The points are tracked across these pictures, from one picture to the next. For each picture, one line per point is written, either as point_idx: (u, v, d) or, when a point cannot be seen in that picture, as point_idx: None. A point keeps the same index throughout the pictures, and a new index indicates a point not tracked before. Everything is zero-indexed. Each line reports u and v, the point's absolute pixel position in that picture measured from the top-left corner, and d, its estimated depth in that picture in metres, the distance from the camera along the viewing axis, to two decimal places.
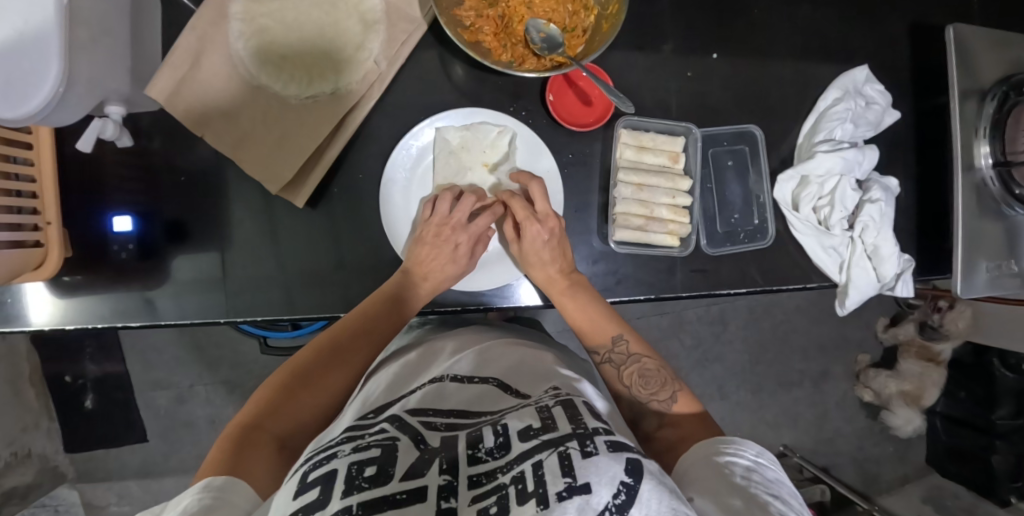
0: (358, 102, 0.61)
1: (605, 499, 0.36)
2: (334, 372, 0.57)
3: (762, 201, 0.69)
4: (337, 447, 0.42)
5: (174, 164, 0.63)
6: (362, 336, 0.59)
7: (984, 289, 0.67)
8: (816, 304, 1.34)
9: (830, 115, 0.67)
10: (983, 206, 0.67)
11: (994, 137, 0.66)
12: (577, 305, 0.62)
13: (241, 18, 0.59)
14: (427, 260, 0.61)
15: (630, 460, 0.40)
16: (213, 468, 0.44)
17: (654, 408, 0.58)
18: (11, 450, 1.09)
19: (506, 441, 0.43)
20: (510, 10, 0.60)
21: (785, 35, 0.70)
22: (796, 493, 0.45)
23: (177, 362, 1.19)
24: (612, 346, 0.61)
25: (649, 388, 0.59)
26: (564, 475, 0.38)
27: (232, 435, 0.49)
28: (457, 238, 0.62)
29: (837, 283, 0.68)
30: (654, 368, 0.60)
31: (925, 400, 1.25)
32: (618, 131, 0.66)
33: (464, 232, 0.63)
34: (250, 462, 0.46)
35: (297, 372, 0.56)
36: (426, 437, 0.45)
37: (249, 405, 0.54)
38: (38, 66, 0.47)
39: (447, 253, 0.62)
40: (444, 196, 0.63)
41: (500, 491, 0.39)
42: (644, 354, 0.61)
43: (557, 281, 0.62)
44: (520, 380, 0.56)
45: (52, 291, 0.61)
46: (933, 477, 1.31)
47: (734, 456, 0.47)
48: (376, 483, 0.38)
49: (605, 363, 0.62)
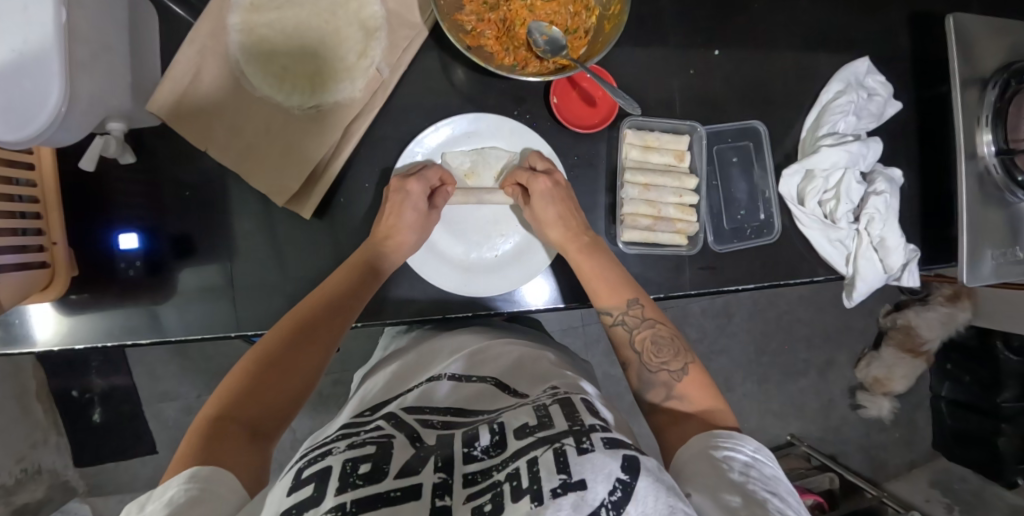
0: (362, 110, 0.61)
1: (600, 495, 0.37)
2: (298, 355, 0.54)
3: (767, 196, 0.69)
4: (331, 444, 0.43)
5: (178, 178, 0.63)
6: (328, 318, 0.56)
7: (990, 276, 0.67)
8: (818, 294, 1.35)
9: (832, 108, 0.67)
10: (986, 195, 0.67)
11: (996, 125, 0.66)
12: (592, 262, 0.61)
13: (242, 29, 0.59)
14: (390, 224, 0.60)
15: (627, 457, 0.40)
16: (182, 465, 0.44)
17: (661, 380, 0.57)
18: (20, 466, 1.12)
19: (501, 438, 0.44)
20: (512, 14, 0.59)
21: (786, 27, 0.70)
22: (792, 489, 0.46)
23: (185, 372, 1.19)
24: (626, 308, 0.60)
25: (660, 356, 0.58)
26: (559, 471, 0.38)
27: (201, 426, 0.48)
28: (415, 191, 0.60)
29: (844, 275, 0.69)
30: (667, 335, 0.59)
31: (896, 387, 1.29)
32: (624, 131, 0.66)
33: (418, 182, 0.61)
34: (219, 454, 0.45)
35: (264, 356, 0.53)
36: (423, 435, 0.45)
37: (217, 391, 0.52)
38: (38, 86, 0.46)
39: (404, 204, 0.60)
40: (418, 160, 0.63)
41: (496, 487, 0.39)
42: (658, 320, 0.60)
43: (572, 243, 0.62)
44: (518, 379, 0.57)
45: (57, 311, 0.60)
46: (940, 462, 1.32)
47: (732, 451, 0.47)
48: (373, 480, 0.39)
49: (617, 325, 0.60)
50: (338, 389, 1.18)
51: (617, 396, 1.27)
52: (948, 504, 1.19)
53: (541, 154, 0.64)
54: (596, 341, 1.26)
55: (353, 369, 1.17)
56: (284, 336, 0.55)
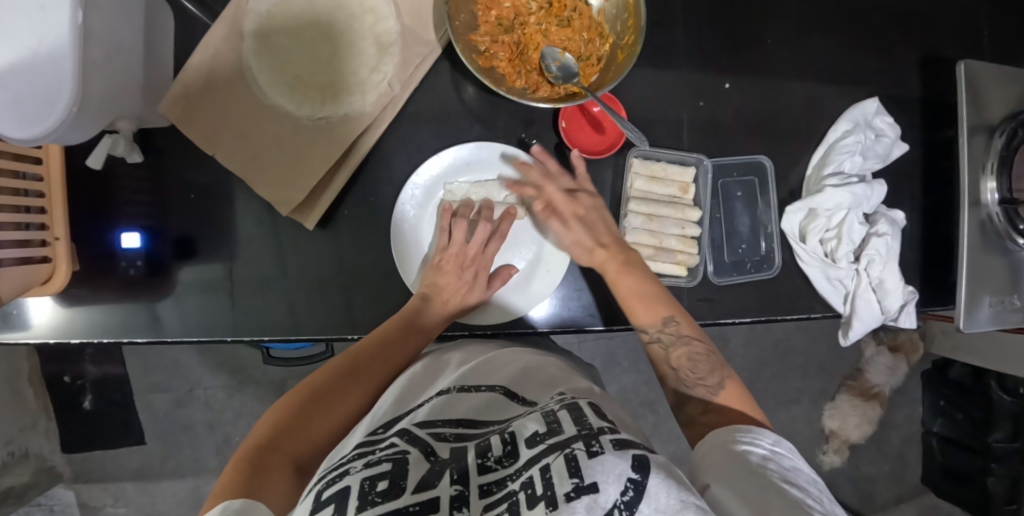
0: (370, 125, 0.61)
1: (613, 497, 0.36)
2: (347, 397, 0.55)
3: (770, 231, 0.69)
4: (348, 464, 0.42)
5: (185, 180, 0.63)
6: (381, 363, 0.58)
7: (988, 323, 0.67)
8: (815, 323, 1.35)
9: (839, 148, 0.67)
10: (987, 243, 0.67)
11: (1002, 174, 0.67)
12: (630, 279, 0.61)
13: (256, 35, 0.60)
14: (442, 291, 0.63)
15: (636, 457, 0.40)
16: (223, 494, 0.41)
17: (699, 394, 0.57)
18: (8, 450, 1.10)
19: (513, 449, 0.44)
20: (526, 37, 0.60)
21: (797, 63, 0.70)
22: (814, 480, 0.45)
23: (179, 364, 1.20)
24: (663, 326, 0.59)
25: (695, 372, 0.58)
26: (572, 475, 0.38)
27: (249, 454, 0.47)
28: (467, 277, 0.63)
29: (841, 313, 0.69)
30: (703, 352, 0.58)
31: (858, 433, 1.32)
32: (630, 160, 0.67)
33: (479, 264, 0.64)
34: (263, 487, 0.43)
35: (313, 392, 0.54)
36: (437, 449, 0.44)
37: (261, 425, 0.51)
38: (50, 87, 0.46)
39: (457, 284, 0.63)
40: (460, 224, 0.63)
41: (510, 497, 0.39)
42: (695, 336, 0.59)
43: (611, 256, 0.63)
44: (526, 388, 0.57)
45: (56, 305, 0.61)
46: (928, 497, 1.32)
47: (749, 445, 0.47)
48: (390, 497, 0.38)
49: (653, 343, 0.60)
50: None
51: None
52: None
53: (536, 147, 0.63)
54: (592, 358, 1.27)
55: None
56: (335, 373, 0.56)
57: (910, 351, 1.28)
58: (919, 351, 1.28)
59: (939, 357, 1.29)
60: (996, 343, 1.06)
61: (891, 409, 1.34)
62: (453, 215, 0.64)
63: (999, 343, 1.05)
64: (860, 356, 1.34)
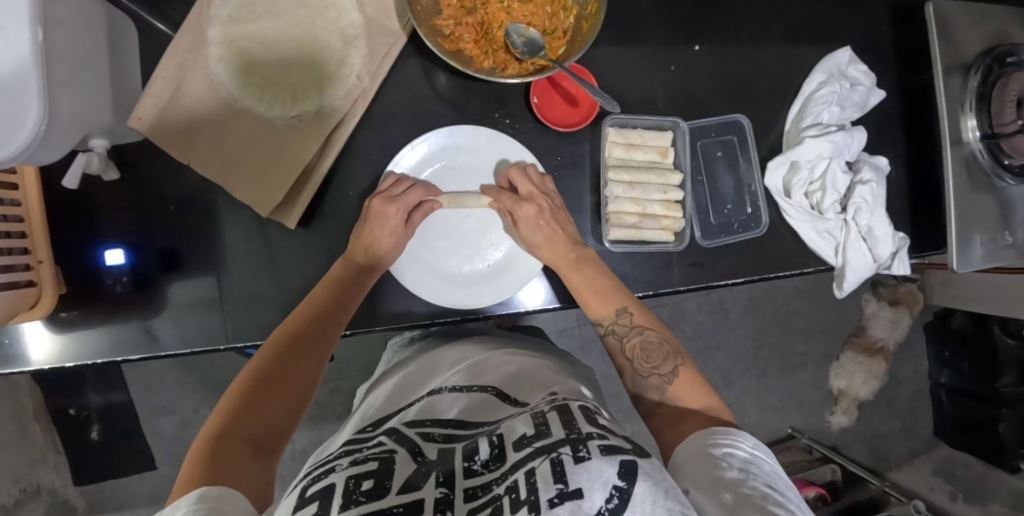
0: (344, 118, 0.61)
1: (598, 504, 0.35)
2: (294, 370, 0.54)
3: (754, 189, 0.69)
4: (334, 461, 0.42)
5: (163, 194, 0.63)
6: (321, 328, 0.56)
7: (982, 262, 0.67)
8: (814, 286, 1.34)
9: (816, 99, 0.67)
10: (974, 180, 0.67)
11: (980, 111, 0.66)
12: (583, 275, 0.61)
13: (218, 40, 0.59)
14: (370, 244, 0.59)
15: (624, 462, 0.39)
16: (188, 484, 0.42)
17: (653, 383, 0.57)
18: (19, 486, 1.16)
19: (501, 452, 0.42)
20: (488, 17, 0.60)
21: (765, 20, 0.70)
22: (793, 487, 0.45)
23: (181, 386, 1.19)
24: (615, 318, 0.60)
25: (651, 361, 0.57)
26: (556, 480, 0.37)
27: (202, 447, 0.46)
28: (391, 215, 0.59)
29: (834, 266, 0.69)
30: (657, 341, 0.58)
31: (865, 393, 1.31)
32: (606, 130, 0.66)
33: (393, 204, 0.59)
34: (224, 470, 0.44)
35: (261, 373, 0.53)
36: (424, 449, 0.44)
37: (213, 414, 0.50)
38: (14, 107, 0.45)
39: (379, 226, 0.59)
40: (396, 185, 0.61)
41: (495, 501, 0.38)
42: (648, 326, 0.59)
43: (562, 257, 0.62)
44: (519, 389, 0.55)
45: (50, 328, 0.60)
46: (942, 449, 1.32)
47: (731, 448, 0.46)
48: (375, 496, 0.37)
49: (609, 335, 0.60)
50: (334, 399, 1.16)
51: (616, 396, 1.28)
52: (951, 491, 1.19)
53: (530, 167, 0.63)
54: (593, 342, 1.26)
55: (350, 378, 1.16)
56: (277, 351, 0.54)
57: (911, 303, 1.29)
58: (919, 304, 1.29)
59: (940, 308, 1.30)
60: (997, 288, 1.06)
61: (898, 365, 1.34)
62: (398, 180, 0.62)
63: (998, 288, 1.05)
64: (862, 315, 1.34)
